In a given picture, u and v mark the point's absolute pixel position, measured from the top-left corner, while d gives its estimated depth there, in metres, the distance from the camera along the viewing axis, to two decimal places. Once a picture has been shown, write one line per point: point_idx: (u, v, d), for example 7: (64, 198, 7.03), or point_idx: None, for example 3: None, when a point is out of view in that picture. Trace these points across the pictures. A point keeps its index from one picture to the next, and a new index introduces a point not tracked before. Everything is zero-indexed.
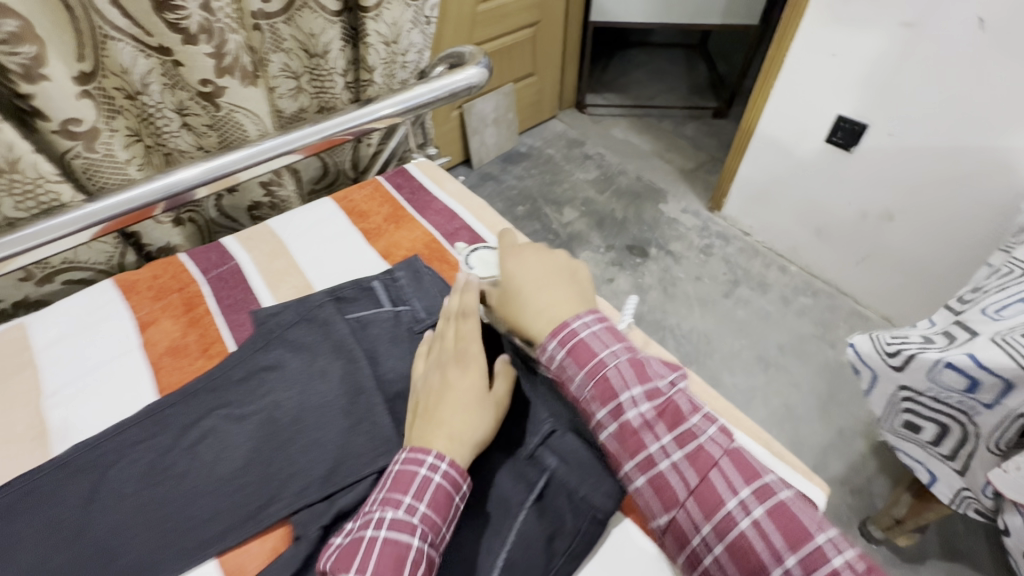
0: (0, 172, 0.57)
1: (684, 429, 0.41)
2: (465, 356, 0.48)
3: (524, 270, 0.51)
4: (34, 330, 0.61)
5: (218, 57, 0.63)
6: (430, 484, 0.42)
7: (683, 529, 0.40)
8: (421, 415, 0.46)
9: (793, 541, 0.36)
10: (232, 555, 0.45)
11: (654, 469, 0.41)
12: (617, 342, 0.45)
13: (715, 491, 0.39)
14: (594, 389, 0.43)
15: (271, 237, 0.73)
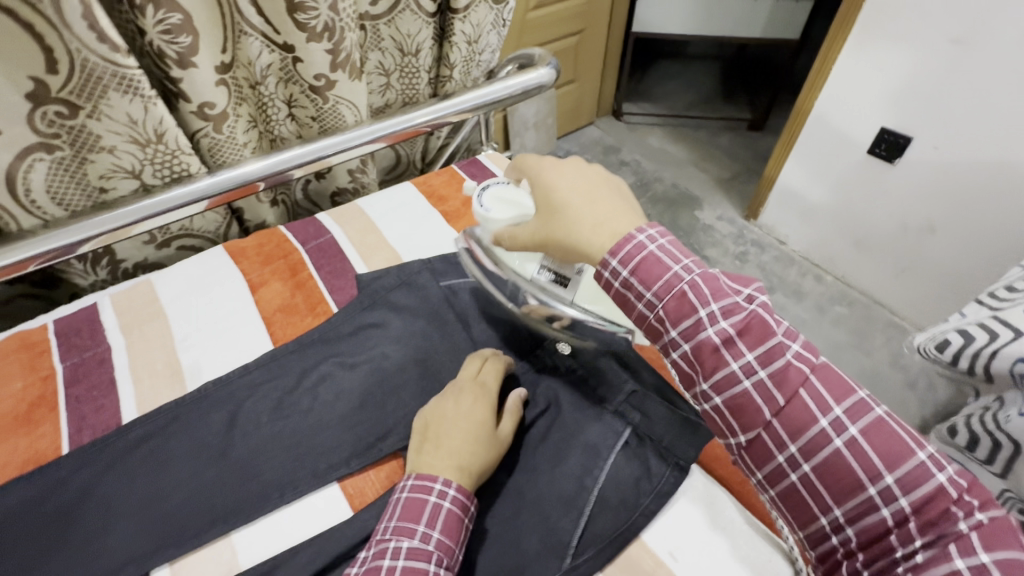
0: (147, 143, 0.63)
1: (770, 349, 0.38)
2: (481, 391, 0.53)
3: (568, 189, 0.47)
4: (159, 285, 0.68)
5: (334, 53, 0.71)
6: (441, 511, 0.44)
7: (767, 448, 0.39)
8: (428, 439, 0.50)
9: (889, 455, 0.36)
10: (353, 481, 0.51)
11: (737, 389, 0.39)
12: (687, 258, 0.41)
13: (805, 410, 0.38)
14: (667, 307, 0.40)
15: (361, 215, 0.80)
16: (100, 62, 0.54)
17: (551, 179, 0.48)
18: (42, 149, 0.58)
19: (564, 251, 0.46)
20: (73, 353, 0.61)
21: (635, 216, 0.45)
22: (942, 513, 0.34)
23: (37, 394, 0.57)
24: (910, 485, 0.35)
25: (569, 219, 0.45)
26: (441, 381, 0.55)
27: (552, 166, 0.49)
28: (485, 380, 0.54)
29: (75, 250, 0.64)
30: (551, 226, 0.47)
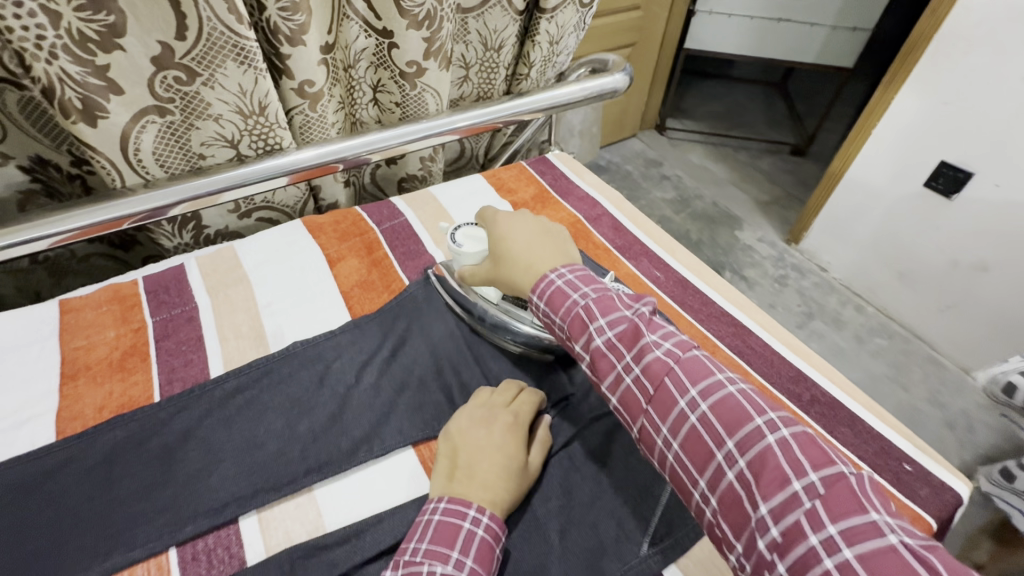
0: (250, 115, 0.66)
1: (642, 345, 0.43)
2: (517, 424, 0.51)
3: (513, 231, 0.56)
4: (242, 253, 0.71)
5: (428, 41, 0.73)
6: (474, 538, 0.42)
7: (650, 435, 0.42)
8: (457, 466, 0.48)
9: (734, 428, 0.38)
10: (425, 447, 0.54)
11: (622, 386, 0.44)
12: (589, 287, 0.48)
13: (669, 395, 0.41)
14: (570, 327, 0.47)
15: (433, 202, 0.82)
16: (225, 31, 0.57)
17: (500, 224, 0.57)
18: (155, 111, 0.60)
19: (507, 288, 0.55)
20: (162, 309, 0.63)
21: (564, 259, 0.53)
22: (776, 477, 0.35)
23: (129, 344, 0.59)
24: (750, 452, 0.37)
25: (507, 256, 0.54)
26: (477, 405, 0.54)
27: (503, 218, 0.58)
28: (519, 411, 0.53)
29: (166, 214, 0.66)
30: (497, 266, 0.55)
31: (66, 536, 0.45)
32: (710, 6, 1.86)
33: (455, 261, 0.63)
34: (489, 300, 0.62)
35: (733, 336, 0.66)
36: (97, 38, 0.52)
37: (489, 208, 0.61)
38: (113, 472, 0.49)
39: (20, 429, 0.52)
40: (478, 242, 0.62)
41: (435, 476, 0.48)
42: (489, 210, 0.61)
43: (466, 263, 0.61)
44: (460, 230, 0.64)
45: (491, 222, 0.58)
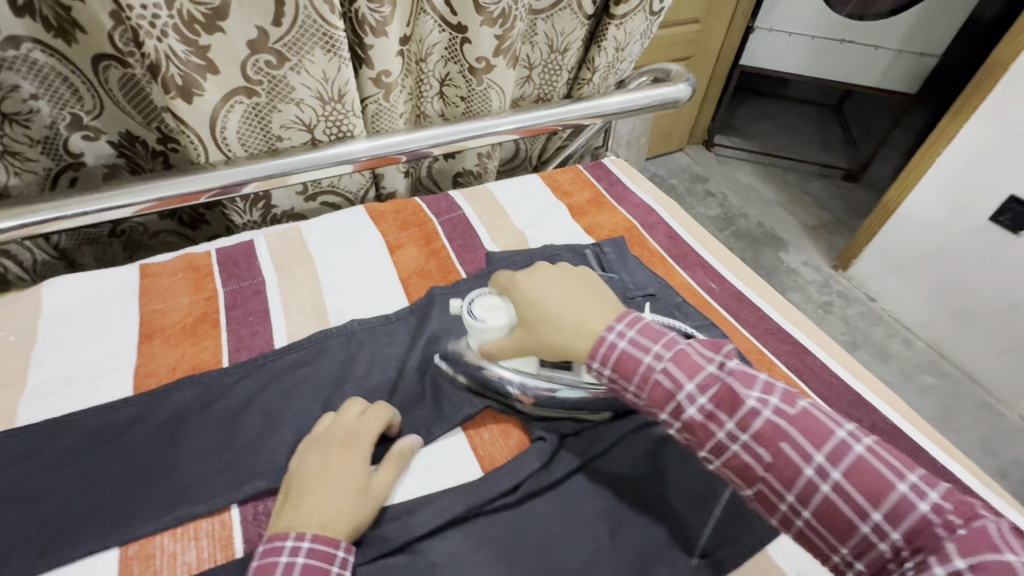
0: (329, 103, 0.69)
1: (743, 411, 0.41)
2: (352, 441, 0.49)
3: (543, 289, 0.50)
4: (308, 233, 0.73)
5: (500, 39, 0.75)
6: (293, 570, 0.39)
7: (769, 499, 0.41)
8: (293, 495, 0.45)
9: (878, 495, 0.37)
10: (474, 435, 0.55)
11: (726, 452, 0.42)
12: (657, 343, 0.45)
13: (791, 462, 0.40)
14: (650, 397, 0.44)
15: (491, 198, 0.83)
16: (317, 20, 0.60)
17: (523, 286, 0.51)
18: (244, 93, 0.64)
19: (545, 351, 0.49)
20: (232, 280, 0.66)
21: (611, 310, 0.48)
22: (935, 544, 0.35)
23: (201, 311, 0.62)
24: (905, 522, 0.36)
25: (551, 322, 0.48)
26: (325, 427, 0.50)
27: (521, 279, 0.51)
28: (359, 427, 0.50)
29: (240, 191, 0.69)
30: (537, 336, 0.49)
31: (140, 484, 0.48)
32: (769, 23, 1.81)
33: (474, 339, 0.55)
34: (522, 371, 0.54)
35: (791, 354, 0.64)
36: (203, 19, 0.55)
37: (501, 272, 0.54)
38: (185, 428, 0.52)
39: (100, 381, 0.55)
40: (500, 313, 0.53)
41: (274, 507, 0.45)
42: (502, 275, 0.54)
43: (491, 340, 0.53)
44: (475, 301, 0.55)
45: (510, 286, 0.52)
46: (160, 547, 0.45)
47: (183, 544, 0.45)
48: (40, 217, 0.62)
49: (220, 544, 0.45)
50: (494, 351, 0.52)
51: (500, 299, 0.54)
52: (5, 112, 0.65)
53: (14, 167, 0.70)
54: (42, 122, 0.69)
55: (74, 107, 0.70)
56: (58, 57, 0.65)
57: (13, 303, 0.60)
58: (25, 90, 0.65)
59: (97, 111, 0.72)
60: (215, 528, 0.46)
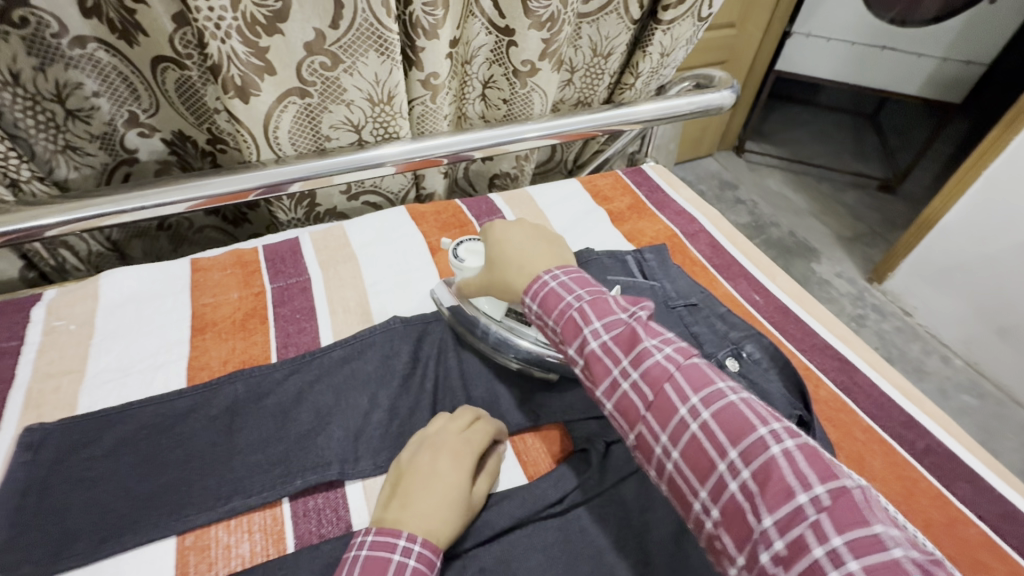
0: (378, 104, 0.70)
1: (639, 350, 0.40)
2: (464, 449, 0.49)
3: (506, 235, 0.56)
4: (352, 233, 0.74)
5: (547, 42, 0.75)
6: (405, 569, 0.39)
7: (648, 444, 0.38)
8: (400, 493, 0.45)
9: (738, 436, 0.35)
10: (518, 440, 0.56)
11: (618, 392, 0.40)
12: (583, 289, 0.46)
13: (668, 402, 0.38)
14: (563, 331, 0.45)
15: (531, 202, 0.83)
16: (374, 22, 0.60)
17: (497, 230, 0.57)
18: (298, 93, 0.65)
19: (503, 291, 0.54)
20: (280, 277, 0.67)
21: (557, 260, 0.52)
22: (783, 493, 0.32)
23: (250, 306, 0.64)
24: (754, 461, 0.34)
25: (505, 262, 0.53)
26: (428, 433, 0.51)
27: (494, 225, 0.58)
28: (471, 439, 0.50)
29: (287, 189, 0.70)
30: (494, 275, 0.55)
31: (193, 475, 0.49)
32: (808, 28, 1.76)
33: (456, 276, 0.62)
34: (491, 316, 0.60)
35: (839, 371, 0.63)
36: (264, 22, 0.56)
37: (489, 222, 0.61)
38: (236, 421, 0.53)
39: (155, 372, 0.56)
40: (479, 257, 0.60)
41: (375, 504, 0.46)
42: (488, 223, 0.60)
43: (465, 279, 0.60)
44: (462, 244, 0.62)
45: (484, 234, 0.58)
46: (215, 538, 0.46)
47: (237, 537, 0.46)
48: (99, 209, 0.64)
49: (272, 538, 0.46)
50: (464, 289, 0.59)
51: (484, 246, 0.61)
52: (69, 109, 0.68)
53: (73, 162, 0.72)
54: (101, 119, 0.71)
55: (131, 106, 0.72)
56: (120, 57, 0.67)
57: (72, 293, 0.62)
58: (88, 88, 0.67)
59: (152, 110, 0.73)
60: (268, 522, 0.47)
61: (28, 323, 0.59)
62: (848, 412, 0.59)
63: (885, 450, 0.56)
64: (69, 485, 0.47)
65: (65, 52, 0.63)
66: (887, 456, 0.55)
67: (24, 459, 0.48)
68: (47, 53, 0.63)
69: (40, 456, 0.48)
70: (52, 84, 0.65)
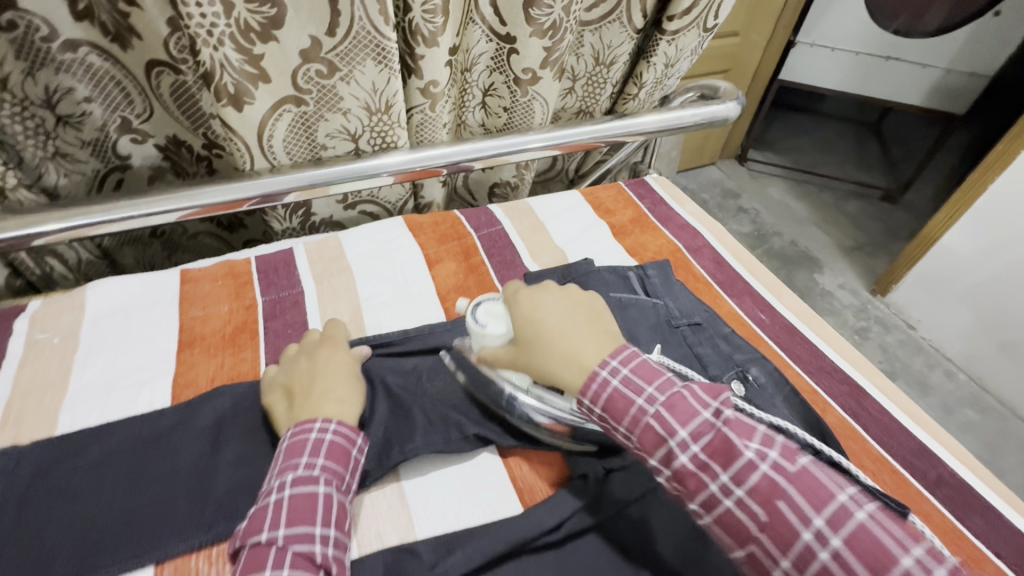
0: (376, 113, 0.68)
1: (739, 464, 0.38)
2: (330, 341, 0.56)
3: (544, 305, 0.51)
4: (347, 244, 0.72)
5: (549, 51, 0.73)
6: (323, 444, 0.46)
7: (763, 563, 0.37)
8: (302, 391, 0.51)
9: (878, 567, 0.33)
10: (512, 463, 0.53)
11: (718, 509, 0.39)
12: (651, 385, 0.43)
13: (786, 524, 0.36)
14: (639, 439, 0.42)
15: (531, 214, 0.81)
16: (372, 31, 0.59)
17: (526, 303, 0.52)
18: (293, 101, 0.63)
19: (540, 375, 0.48)
20: (272, 289, 0.65)
21: (610, 344, 0.47)
22: None
23: (241, 320, 0.62)
24: None
25: (545, 337, 0.48)
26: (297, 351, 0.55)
27: (528, 291, 0.53)
28: (325, 338, 0.56)
29: (281, 199, 0.68)
30: (533, 350, 0.49)
31: (174, 498, 0.47)
32: (813, 37, 1.75)
33: (475, 344, 0.54)
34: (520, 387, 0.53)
35: (848, 395, 0.61)
36: (258, 29, 0.55)
37: (513, 282, 0.56)
38: (221, 441, 0.51)
39: (140, 388, 0.54)
40: (501, 320, 0.53)
41: (276, 409, 0.50)
42: (513, 284, 0.55)
43: (490, 346, 0.53)
44: (480, 306, 0.54)
45: (517, 297, 0.53)
46: (194, 568, 0.44)
47: (217, 567, 0.44)
48: (89, 219, 0.62)
49: None
50: (488, 357, 0.52)
51: (504, 308, 0.54)
52: (59, 114, 0.66)
53: (63, 168, 0.71)
54: (93, 124, 0.69)
55: (124, 110, 0.70)
56: (112, 61, 0.65)
57: (57, 305, 0.60)
58: (79, 93, 0.66)
59: (145, 114, 0.72)
60: None
61: (10, 335, 0.57)
62: (857, 439, 0.57)
63: (895, 480, 0.54)
64: (43, 508, 0.45)
65: (56, 56, 0.62)
66: (897, 487, 0.53)
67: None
68: (37, 57, 0.61)
69: (14, 477, 0.46)
70: (41, 88, 0.63)
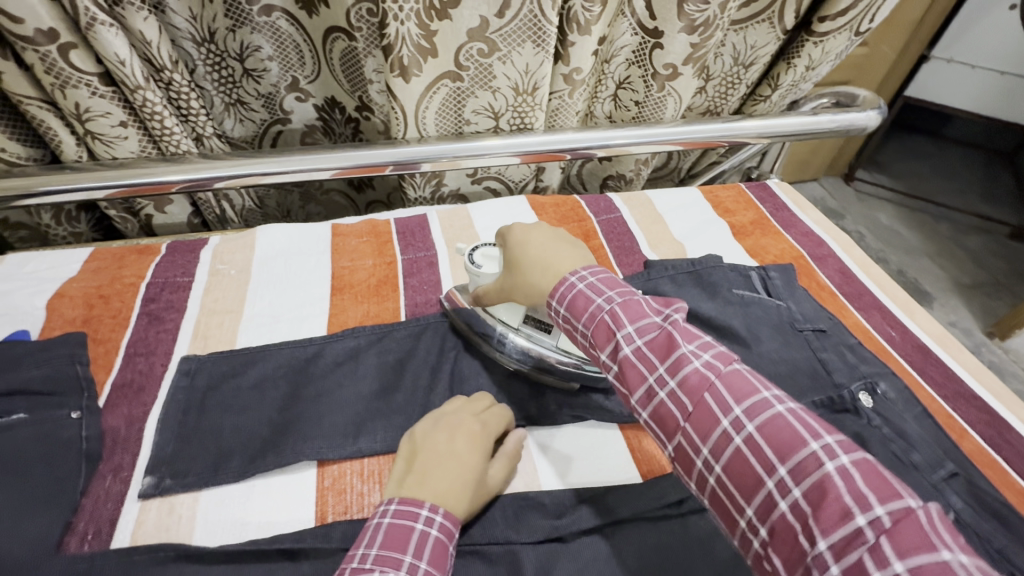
0: (521, 94, 0.72)
1: (675, 355, 0.37)
2: (482, 434, 0.49)
3: (527, 238, 0.52)
4: (476, 216, 0.77)
5: (695, 47, 0.74)
6: (427, 539, 0.39)
7: (686, 454, 0.36)
8: (413, 468, 0.45)
9: (785, 451, 0.32)
10: (631, 434, 0.55)
11: (654, 401, 0.38)
12: (612, 291, 0.44)
13: (708, 411, 0.35)
14: (594, 335, 0.42)
15: (649, 205, 0.82)
16: (537, 14, 0.62)
17: (516, 232, 0.53)
18: (451, 77, 0.69)
19: (524, 291, 0.50)
20: (410, 250, 0.71)
21: (583, 260, 0.49)
22: (835, 508, 0.29)
23: (384, 274, 0.68)
24: (807, 481, 0.31)
25: (528, 260, 0.50)
26: (446, 413, 0.51)
27: (517, 227, 0.54)
28: (487, 423, 0.50)
29: (421, 167, 0.73)
30: (517, 273, 0.51)
31: (324, 415, 0.52)
32: (951, 53, 1.59)
33: (472, 283, 0.59)
34: (509, 325, 0.58)
35: (988, 426, 0.58)
36: (437, 7, 0.61)
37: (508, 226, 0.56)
38: (362, 375, 0.56)
39: (301, 321, 0.62)
40: (496, 263, 0.57)
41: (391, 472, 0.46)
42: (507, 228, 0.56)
43: (483, 284, 0.57)
44: (478, 250, 0.58)
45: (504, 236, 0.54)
46: (351, 484, 0.49)
47: (370, 486, 0.49)
48: (263, 167, 0.69)
49: None
50: (481, 294, 0.56)
51: (500, 249, 0.58)
52: (246, 67, 0.75)
53: (239, 115, 0.81)
54: (269, 81, 0.78)
55: (296, 72, 0.78)
56: (297, 25, 0.73)
57: (234, 242, 0.69)
58: (264, 51, 0.74)
59: (313, 77, 0.80)
60: None
61: (197, 263, 0.66)
62: (998, 471, 0.54)
63: None
64: (218, 409, 0.52)
65: (254, 17, 0.70)
66: None
67: (182, 383, 0.53)
68: (240, 18, 0.70)
69: (194, 382, 0.54)
70: (238, 44, 0.73)
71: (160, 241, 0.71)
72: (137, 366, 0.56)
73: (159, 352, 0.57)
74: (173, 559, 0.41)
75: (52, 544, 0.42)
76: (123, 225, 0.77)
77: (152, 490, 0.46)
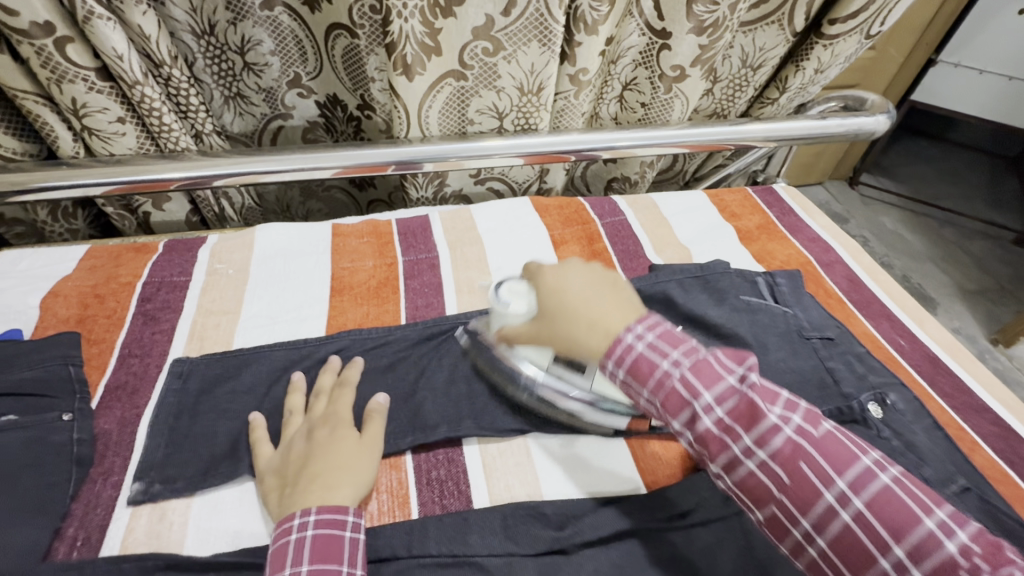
0: (525, 94, 0.71)
1: (764, 427, 0.36)
2: (331, 417, 0.49)
3: (565, 282, 0.50)
4: (478, 217, 0.76)
5: (703, 48, 0.72)
6: (356, 546, 0.40)
7: (781, 525, 0.36)
8: (290, 481, 0.44)
9: (897, 535, 0.32)
10: (635, 444, 0.54)
11: (739, 470, 0.37)
12: (677, 350, 0.41)
13: (807, 485, 0.34)
14: (662, 402, 0.40)
15: (655, 208, 0.81)
16: (544, 12, 0.61)
17: (550, 276, 0.52)
18: (455, 76, 0.68)
19: (564, 346, 0.47)
20: (411, 251, 0.70)
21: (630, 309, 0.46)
22: (938, 562, 0.31)
23: (384, 276, 0.67)
24: (926, 561, 0.31)
25: (563, 308, 0.47)
26: (297, 422, 0.49)
27: (549, 269, 0.53)
28: (335, 407, 0.50)
29: (423, 167, 0.72)
30: (554, 320, 0.48)
31: None
32: (959, 57, 1.58)
33: (496, 321, 0.56)
34: (537, 363, 0.55)
35: (999, 440, 0.57)
36: (442, 5, 0.60)
37: (535, 261, 0.56)
38: (359, 378, 0.54)
39: (299, 322, 0.60)
40: (525, 299, 0.54)
41: (268, 499, 0.44)
42: (534, 263, 0.56)
43: (510, 324, 0.54)
44: (505, 284, 0.56)
45: (539, 274, 0.53)
46: None
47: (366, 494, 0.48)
48: (262, 166, 0.67)
49: (398, 501, 0.48)
50: (509, 333, 0.53)
51: (527, 286, 0.55)
52: (246, 61, 0.74)
53: (240, 111, 0.80)
54: (270, 76, 0.77)
55: (298, 67, 0.77)
56: (299, 21, 0.72)
57: (232, 240, 0.68)
58: (265, 46, 0.73)
59: (315, 73, 0.78)
60: (394, 486, 0.48)
61: (195, 262, 0.65)
62: (1009, 486, 0.53)
63: None
64: (212, 412, 0.51)
65: (255, 12, 0.69)
66: None
67: (175, 385, 0.52)
68: (241, 11, 0.68)
69: (188, 385, 0.53)
70: (238, 38, 0.71)
71: (158, 239, 0.70)
72: (131, 367, 0.54)
73: (154, 353, 0.56)
74: (163, 569, 0.40)
75: (39, 550, 0.41)
76: (120, 222, 0.76)
77: (143, 496, 0.45)
